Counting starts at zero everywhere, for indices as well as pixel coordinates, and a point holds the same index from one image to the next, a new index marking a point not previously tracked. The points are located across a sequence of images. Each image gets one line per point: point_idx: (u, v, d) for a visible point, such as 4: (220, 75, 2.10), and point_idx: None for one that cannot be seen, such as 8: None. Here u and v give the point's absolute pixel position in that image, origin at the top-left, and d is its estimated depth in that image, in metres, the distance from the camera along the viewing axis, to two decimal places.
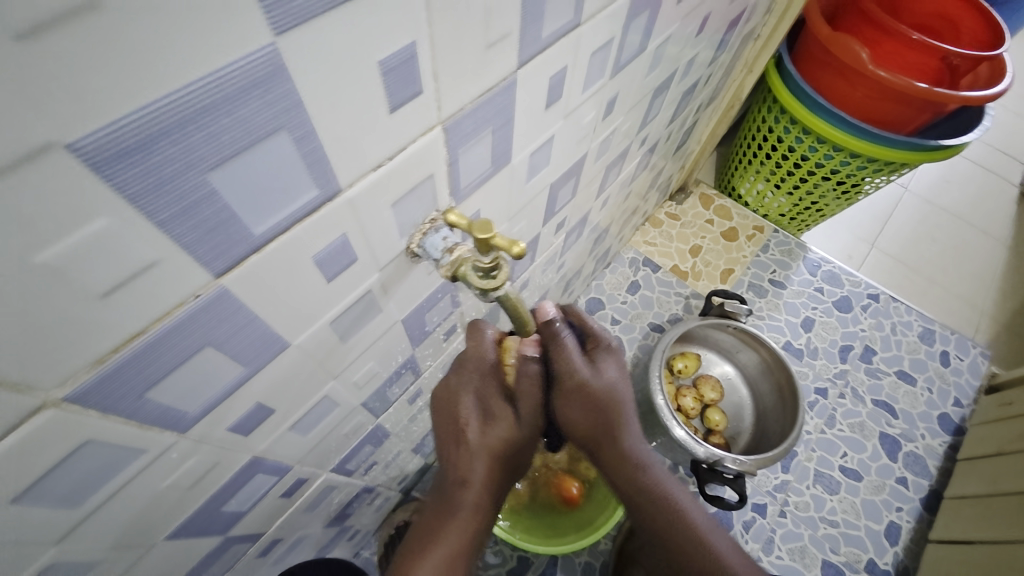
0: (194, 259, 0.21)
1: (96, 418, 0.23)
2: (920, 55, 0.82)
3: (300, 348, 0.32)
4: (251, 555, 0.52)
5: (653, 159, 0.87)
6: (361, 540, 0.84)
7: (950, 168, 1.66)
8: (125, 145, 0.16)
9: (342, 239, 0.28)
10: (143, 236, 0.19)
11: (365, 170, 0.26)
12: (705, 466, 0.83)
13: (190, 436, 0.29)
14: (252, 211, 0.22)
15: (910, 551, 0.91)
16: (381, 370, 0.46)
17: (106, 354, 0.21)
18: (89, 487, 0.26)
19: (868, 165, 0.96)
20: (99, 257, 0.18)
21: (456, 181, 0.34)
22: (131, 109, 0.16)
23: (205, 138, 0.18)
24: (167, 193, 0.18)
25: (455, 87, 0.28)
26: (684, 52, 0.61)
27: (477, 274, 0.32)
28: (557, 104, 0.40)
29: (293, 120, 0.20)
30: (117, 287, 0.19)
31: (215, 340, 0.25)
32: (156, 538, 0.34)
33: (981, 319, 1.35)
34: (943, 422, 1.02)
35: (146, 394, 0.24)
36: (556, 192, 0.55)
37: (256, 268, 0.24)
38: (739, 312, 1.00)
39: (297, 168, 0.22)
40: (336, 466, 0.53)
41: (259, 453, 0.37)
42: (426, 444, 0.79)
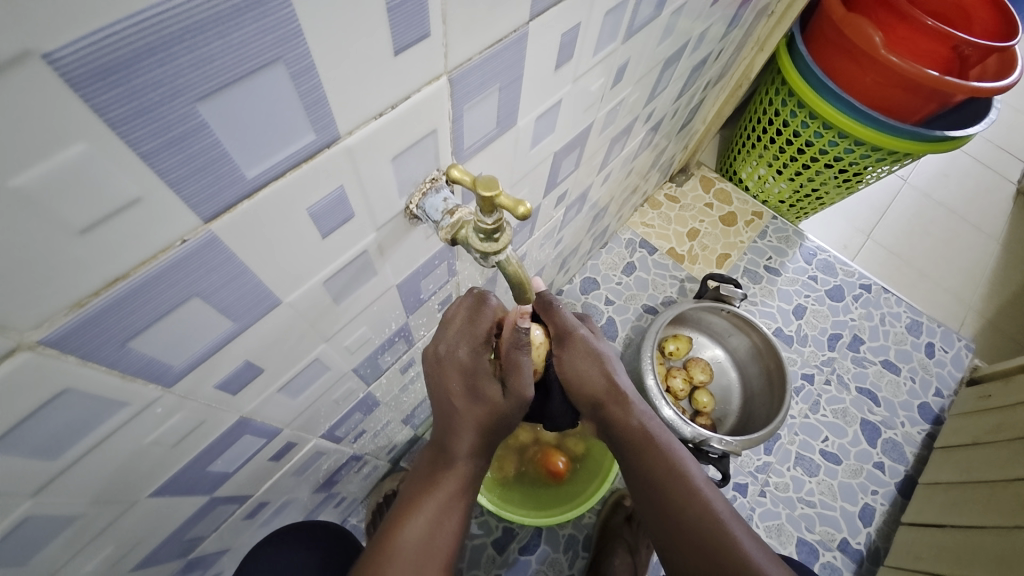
0: (181, 199, 0.20)
1: (75, 364, 0.21)
2: (934, 42, 0.80)
3: (292, 307, 0.31)
4: (237, 517, 0.52)
5: (657, 137, 0.85)
6: (348, 507, 0.84)
7: (950, 162, 1.66)
8: (106, 62, 0.15)
9: (339, 191, 0.27)
10: (126, 169, 0.17)
11: (366, 118, 0.24)
12: (692, 446, 0.84)
13: (175, 391, 0.28)
14: (244, 151, 0.20)
15: (881, 533, 0.94)
16: (374, 335, 0.45)
17: (86, 298, 0.20)
18: (69, 438, 0.25)
19: (871, 154, 0.95)
20: (78, 188, 0.17)
21: (459, 140, 0.33)
22: (114, 20, 0.14)
23: (194, 63, 0.16)
24: (152, 122, 0.17)
25: (464, 35, 0.26)
26: (698, 23, 0.59)
27: (478, 236, 0.31)
28: (565, 66, 0.38)
29: (291, 52, 0.19)
30: (98, 223, 0.18)
31: (202, 290, 0.24)
32: (140, 494, 0.34)
33: (968, 313, 1.36)
34: (923, 411, 1.04)
35: (129, 343, 0.23)
36: (558, 163, 0.54)
37: (248, 216, 0.23)
38: (733, 295, 0.98)
39: (294, 107, 0.21)
40: (325, 431, 0.53)
41: (247, 413, 0.36)
42: (416, 414, 0.79)
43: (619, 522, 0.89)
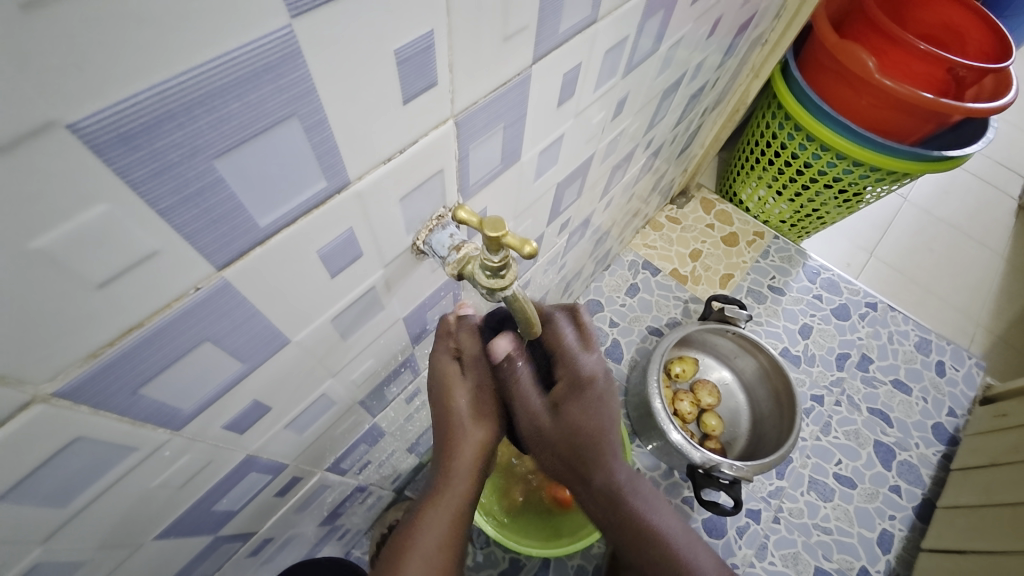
0: (196, 249, 0.20)
1: (87, 413, 0.21)
2: (927, 65, 0.81)
3: (300, 345, 0.31)
4: (241, 554, 0.51)
5: (657, 162, 0.86)
6: (352, 539, 0.83)
7: (948, 179, 1.67)
8: (130, 127, 0.15)
9: (348, 233, 0.27)
10: (145, 225, 0.18)
11: (376, 163, 0.25)
12: (702, 471, 0.82)
13: (184, 433, 0.28)
14: (257, 201, 0.21)
15: (902, 559, 0.91)
16: (380, 368, 0.45)
17: (100, 349, 0.20)
18: (79, 484, 0.25)
19: (871, 175, 0.96)
20: (97, 246, 0.17)
21: (465, 177, 0.33)
22: (139, 89, 0.15)
23: (214, 123, 0.17)
24: (171, 180, 0.17)
25: (470, 81, 0.27)
26: (694, 55, 0.60)
27: (485, 273, 0.31)
28: (568, 102, 0.39)
29: (305, 107, 0.19)
30: (115, 278, 0.18)
31: (214, 334, 0.24)
32: (146, 537, 0.33)
33: (976, 330, 1.35)
34: (937, 431, 1.02)
35: (141, 390, 0.23)
36: (561, 192, 0.54)
37: (260, 261, 0.23)
38: (738, 316, 0.97)
39: (307, 158, 0.21)
40: (330, 464, 0.52)
41: (254, 451, 0.36)
42: (421, 443, 0.78)
43: None
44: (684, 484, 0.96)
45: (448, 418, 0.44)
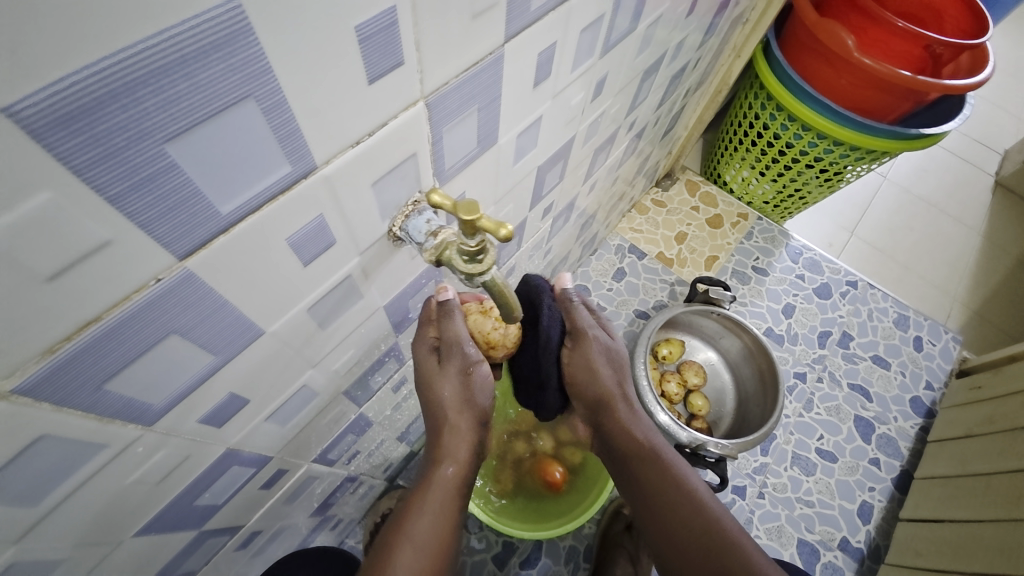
0: (153, 238, 0.19)
1: (50, 411, 0.21)
2: (905, 43, 0.81)
3: (276, 336, 0.31)
4: (229, 548, 0.51)
5: (641, 144, 0.86)
6: (344, 528, 0.83)
7: (928, 157, 1.69)
8: (68, 111, 0.14)
9: (318, 220, 0.27)
10: (94, 214, 0.17)
11: (343, 146, 0.24)
12: (688, 450, 0.84)
13: (157, 429, 0.27)
14: (217, 188, 0.20)
15: (881, 530, 0.94)
16: (362, 357, 0.44)
17: (57, 344, 0.19)
18: (48, 484, 0.24)
19: (851, 154, 0.97)
20: (44, 236, 0.16)
21: (440, 162, 0.33)
22: (75, 69, 0.14)
23: (161, 105, 0.16)
24: (119, 165, 0.17)
25: (439, 60, 0.26)
26: (674, 33, 0.60)
27: (462, 258, 0.31)
28: (545, 82, 0.39)
29: (261, 88, 0.19)
30: (66, 269, 0.17)
31: (180, 326, 0.23)
32: (125, 534, 0.33)
33: (954, 305, 1.38)
34: (915, 405, 1.05)
35: (105, 385, 0.22)
36: (543, 176, 0.54)
37: (225, 250, 0.22)
38: (722, 298, 0.99)
39: (267, 141, 0.20)
40: (317, 455, 0.52)
41: (234, 444, 0.36)
42: (410, 431, 0.78)
43: (619, 531, 0.88)
44: None
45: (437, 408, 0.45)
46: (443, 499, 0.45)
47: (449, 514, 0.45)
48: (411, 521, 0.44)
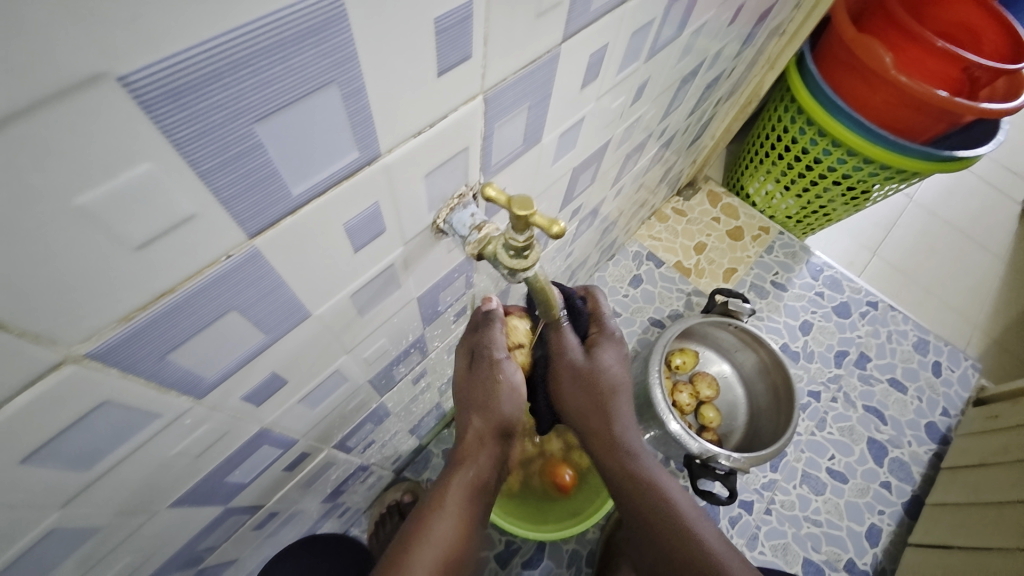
0: (230, 215, 0.20)
1: (116, 377, 0.21)
2: (943, 63, 0.81)
3: (319, 320, 0.31)
4: (247, 527, 0.51)
5: (668, 152, 0.86)
6: (351, 517, 0.84)
7: (954, 181, 1.67)
8: (178, 85, 0.15)
9: (373, 207, 0.27)
10: (184, 188, 0.17)
11: (405, 137, 0.25)
12: (698, 461, 0.83)
13: (204, 403, 0.28)
14: (292, 169, 0.20)
15: (888, 553, 0.93)
16: (392, 347, 0.45)
17: (134, 312, 0.20)
18: (102, 449, 0.25)
19: (880, 172, 0.96)
20: (137, 206, 0.17)
21: (487, 157, 0.33)
22: (190, 44, 0.14)
23: (257, 85, 0.17)
24: (212, 143, 0.17)
25: (502, 56, 0.26)
26: (714, 43, 0.59)
27: (508, 253, 0.31)
28: (590, 86, 0.39)
29: (344, 74, 0.19)
30: (152, 240, 0.18)
31: (240, 304, 0.24)
32: (160, 505, 0.33)
33: (973, 333, 1.36)
34: (930, 430, 1.03)
35: (169, 356, 0.23)
36: (575, 178, 0.54)
37: (290, 230, 0.23)
38: (741, 310, 0.98)
39: (342, 127, 0.21)
40: (337, 442, 0.52)
41: (267, 424, 0.36)
42: (423, 424, 0.79)
43: None
44: (681, 474, 0.98)
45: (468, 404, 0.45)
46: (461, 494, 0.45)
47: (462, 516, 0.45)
48: (432, 524, 0.44)
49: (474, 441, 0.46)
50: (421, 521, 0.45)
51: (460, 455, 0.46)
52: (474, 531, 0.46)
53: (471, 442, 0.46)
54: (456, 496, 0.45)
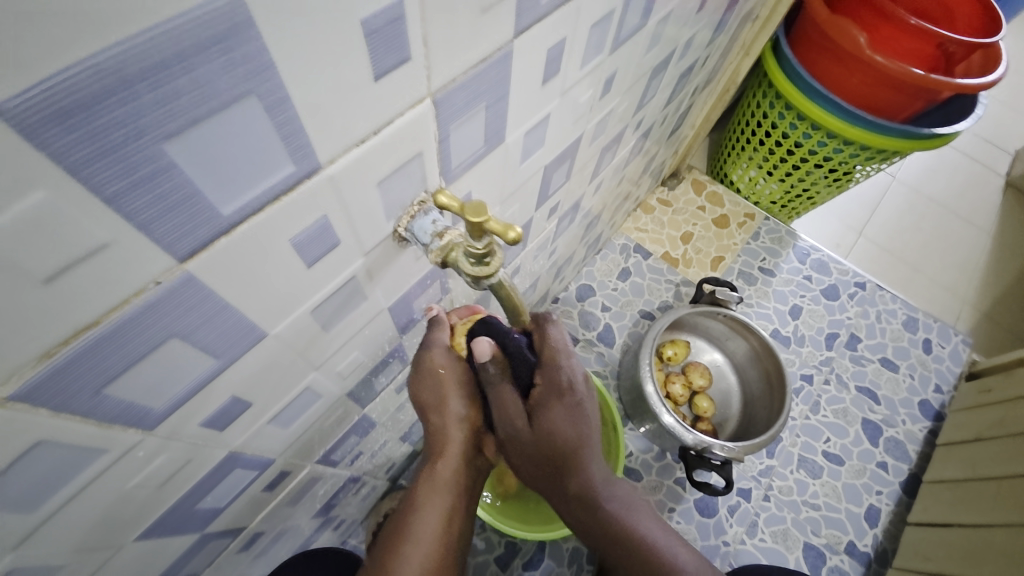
0: (152, 240, 0.19)
1: (47, 416, 0.20)
2: (917, 41, 0.80)
3: (278, 338, 0.30)
4: (232, 549, 0.50)
5: (647, 144, 0.85)
6: (348, 528, 0.83)
7: (936, 157, 1.67)
8: (64, 105, 0.14)
9: (323, 221, 0.26)
10: (92, 215, 0.16)
11: (348, 146, 0.24)
12: (694, 453, 0.83)
13: (158, 433, 0.27)
14: (218, 189, 0.19)
15: (888, 534, 0.93)
16: (366, 359, 0.44)
17: (55, 348, 0.19)
18: (46, 490, 0.24)
19: (861, 153, 0.95)
20: (41, 238, 0.16)
21: (446, 161, 0.32)
22: (69, 62, 0.13)
23: (160, 101, 0.16)
24: (116, 164, 0.16)
25: (447, 57, 0.25)
26: (684, 31, 0.59)
27: (469, 260, 0.30)
28: (552, 80, 0.38)
29: (263, 84, 0.18)
30: (63, 272, 0.17)
31: (181, 330, 0.23)
32: (126, 538, 0.32)
33: (963, 308, 1.37)
34: (924, 408, 1.03)
35: (105, 390, 0.22)
36: (549, 176, 0.53)
37: (226, 251, 0.22)
38: (729, 299, 0.97)
39: (268, 138, 0.20)
40: (320, 457, 0.51)
41: (237, 448, 0.35)
42: (414, 431, 0.77)
43: None
44: (678, 465, 0.97)
45: (428, 404, 0.44)
46: (440, 493, 0.44)
47: (447, 513, 0.43)
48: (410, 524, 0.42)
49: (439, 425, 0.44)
50: (403, 522, 0.43)
51: (432, 452, 0.45)
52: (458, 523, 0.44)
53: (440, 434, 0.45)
54: (434, 497, 0.43)
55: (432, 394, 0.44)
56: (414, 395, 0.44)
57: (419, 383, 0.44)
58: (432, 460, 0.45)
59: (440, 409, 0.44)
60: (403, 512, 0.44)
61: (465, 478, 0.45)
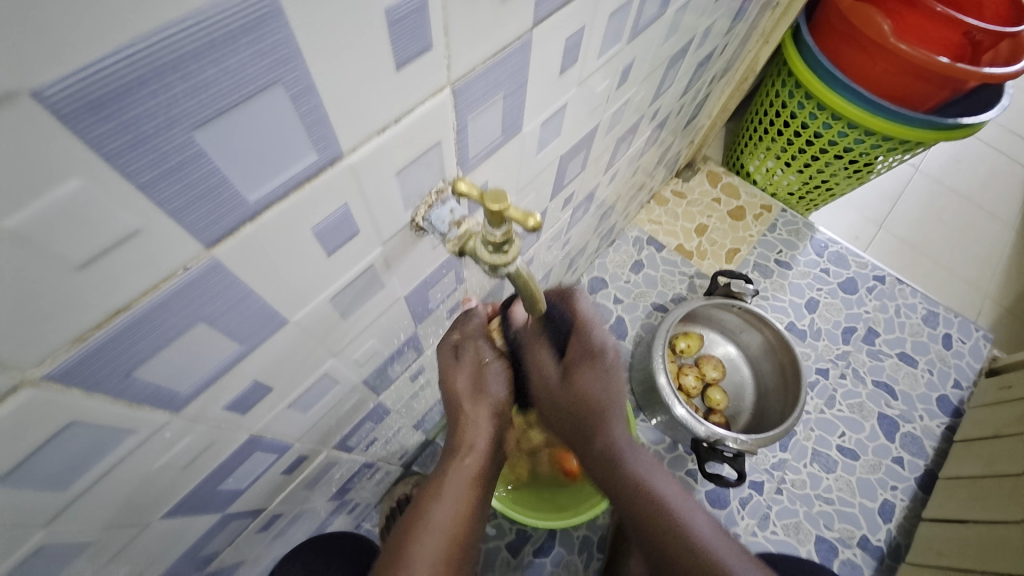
0: (181, 227, 0.19)
1: (80, 397, 0.21)
2: (945, 28, 0.77)
3: (298, 325, 0.31)
4: (251, 530, 0.51)
5: (663, 134, 0.84)
6: (362, 512, 0.84)
7: (961, 148, 1.62)
8: (97, 95, 0.14)
9: (343, 209, 0.26)
10: (124, 203, 0.17)
11: (369, 134, 0.24)
12: (706, 445, 0.82)
13: (183, 415, 0.28)
14: (244, 177, 0.20)
15: (903, 529, 0.92)
16: (383, 347, 0.44)
17: (88, 332, 0.19)
18: (80, 467, 0.25)
19: (884, 144, 0.93)
20: (76, 224, 0.16)
21: (464, 150, 0.32)
22: (105, 52, 0.13)
23: (190, 91, 0.16)
24: (148, 153, 0.16)
25: (468, 45, 0.25)
26: (703, 19, 0.57)
27: (487, 248, 0.30)
28: (570, 69, 0.38)
29: (288, 74, 0.18)
30: (97, 257, 0.18)
31: (207, 315, 0.23)
32: (152, 516, 0.34)
33: (985, 303, 1.33)
34: (942, 405, 1.02)
35: (134, 372, 0.22)
36: (564, 166, 0.53)
37: (251, 238, 0.22)
38: (744, 291, 0.96)
39: (293, 128, 0.20)
40: (337, 442, 0.52)
41: (257, 431, 0.36)
42: (427, 419, 0.78)
43: None
44: (689, 457, 0.97)
45: (456, 396, 0.45)
46: (463, 485, 0.44)
47: (467, 504, 0.44)
48: (431, 511, 0.43)
49: (467, 417, 0.45)
50: (418, 514, 0.43)
51: (456, 446, 0.46)
52: (476, 516, 0.44)
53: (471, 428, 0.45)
54: (456, 487, 0.44)
55: (466, 384, 0.45)
56: (446, 385, 0.46)
57: (452, 373, 0.45)
58: (456, 452, 0.45)
59: (471, 401, 0.45)
60: (420, 502, 0.45)
61: (486, 472, 0.46)
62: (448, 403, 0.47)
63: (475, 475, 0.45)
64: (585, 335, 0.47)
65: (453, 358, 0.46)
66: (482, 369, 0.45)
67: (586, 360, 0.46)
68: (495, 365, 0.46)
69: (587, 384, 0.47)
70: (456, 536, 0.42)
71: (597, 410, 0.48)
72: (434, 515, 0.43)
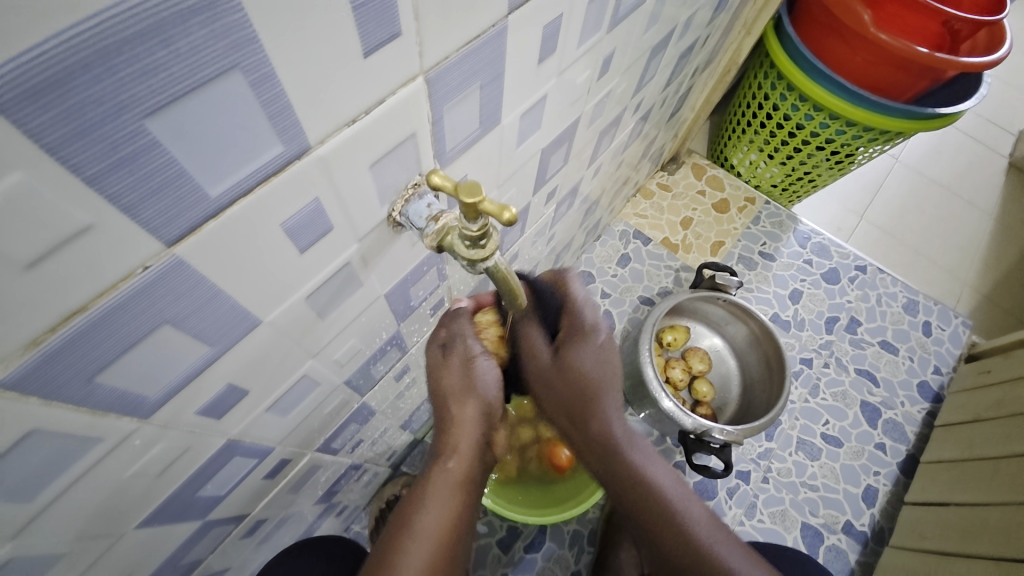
0: (138, 223, 0.18)
1: (38, 405, 0.20)
2: (923, 18, 0.77)
3: (273, 326, 0.30)
4: (235, 536, 0.50)
5: (647, 126, 0.83)
6: (350, 514, 0.83)
7: (938, 139, 1.65)
8: (38, 82, 0.13)
9: (315, 204, 0.25)
10: (72, 197, 0.16)
11: (339, 126, 0.23)
12: (693, 436, 0.83)
13: (153, 421, 0.27)
14: (205, 170, 0.19)
15: (886, 513, 0.93)
16: (365, 346, 0.43)
17: (42, 335, 0.18)
18: (43, 478, 0.24)
19: (863, 134, 0.94)
20: (20, 220, 0.15)
21: (441, 143, 0.31)
22: (43, 36, 0.13)
23: (139, 77, 0.15)
24: (96, 144, 0.16)
25: (440, 33, 0.25)
26: (684, 9, 0.57)
27: (464, 243, 0.30)
28: (549, 59, 0.37)
29: (247, 59, 0.17)
30: (46, 256, 0.17)
31: (173, 317, 0.23)
32: (127, 526, 0.32)
33: (963, 290, 1.36)
34: (923, 390, 1.04)
35: (96, 378, 0.21)
36: (547, 159, 0.52)
37: (216, 236, 0.21)
38: (729, 283, 0.97)
39: (256, 118, 0.19)
40: (320, 445, 0.51)
41: (235, 436, 0.35)
42: (415, 418, 0.78)
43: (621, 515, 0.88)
44: (677, 449, 0.97)
45: (447, 396, 0.45)
46: (451, 489, 0.44)
47: (455, 507, 0.43)
48: (419, 517, 0.42)
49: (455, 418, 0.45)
50: (406, 519, 0.43)
51: (443, 448, 0.45)
52: (465, 519, 0.44)
53: (456, 429, 0.45)
54: (444, 492, 0.43)
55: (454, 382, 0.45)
56: (434, 384, 0.46)
57: (440, 372, 0.45)
58: (443, 455, 0.45)
59: (458, 403, 0.45)
60: (406, 506, 0.44)
61: (475, 474, 0.45)
62: (437, 403, 0.46)
63: (462, 478, 0.44)
64: (575, 314, 0.50)
65: (441, 356, 0.46)
66: (469, 368, 0.45)
67: (576, 338, 0.49)
68: (482, 366, 0.45)
69: (577, 357, 0.49)
70: (443, 539, 0.42)
71: (591, 388, 0.49)
72: (422, 520, 0.42)
